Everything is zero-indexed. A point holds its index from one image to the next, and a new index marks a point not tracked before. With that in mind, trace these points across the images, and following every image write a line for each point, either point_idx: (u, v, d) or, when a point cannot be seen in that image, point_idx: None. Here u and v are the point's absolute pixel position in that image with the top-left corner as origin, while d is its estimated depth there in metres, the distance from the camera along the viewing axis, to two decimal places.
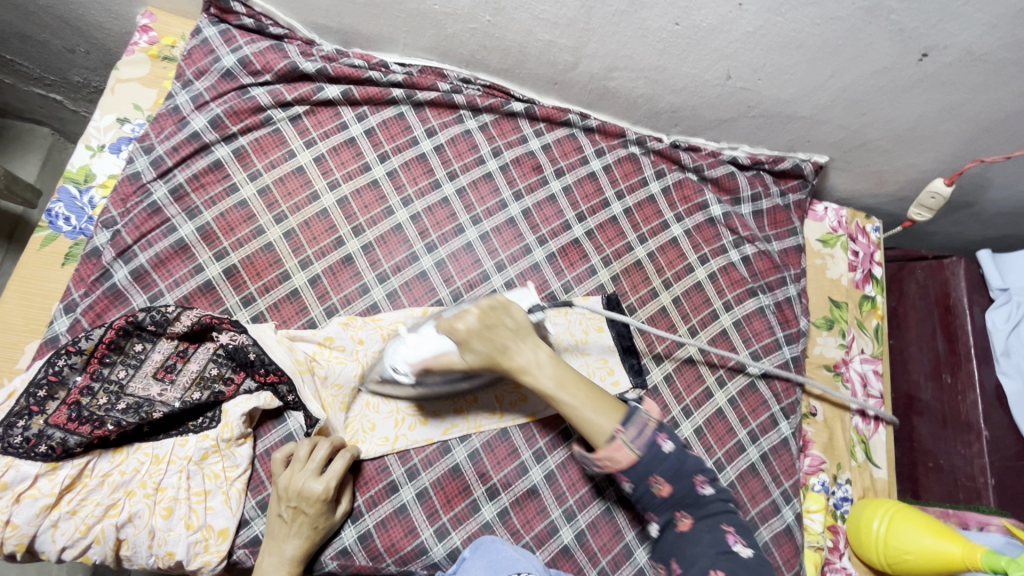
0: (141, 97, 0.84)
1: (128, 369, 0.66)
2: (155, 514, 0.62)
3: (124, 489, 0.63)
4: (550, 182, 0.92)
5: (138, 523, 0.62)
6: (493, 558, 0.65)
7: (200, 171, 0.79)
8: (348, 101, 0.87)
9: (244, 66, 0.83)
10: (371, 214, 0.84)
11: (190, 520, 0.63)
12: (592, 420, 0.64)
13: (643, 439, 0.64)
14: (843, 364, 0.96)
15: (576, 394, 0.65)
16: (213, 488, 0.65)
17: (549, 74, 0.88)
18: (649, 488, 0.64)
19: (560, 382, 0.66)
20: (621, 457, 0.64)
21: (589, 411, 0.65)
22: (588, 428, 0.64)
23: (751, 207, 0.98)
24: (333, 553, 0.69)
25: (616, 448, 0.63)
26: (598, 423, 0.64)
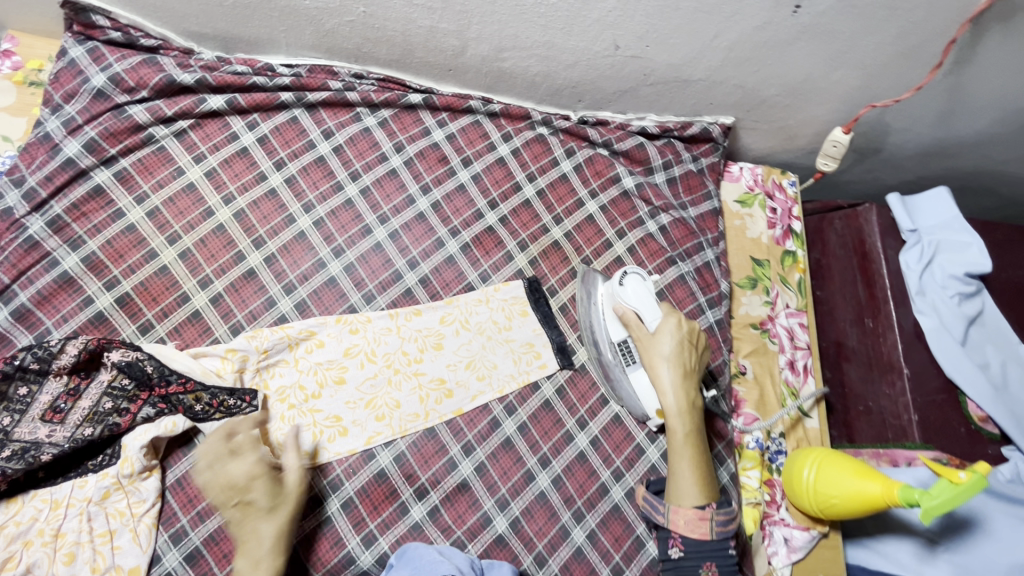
0: (10, 127, 0.79)
1: (13, 415, 0.63)
2: (56, 562, 0.60)
3: (21, 539, 0.61)
4: (458, 173, 0.91)
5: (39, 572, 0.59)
6: (418, 565, 0.66)
7: (79, 199, 0.75)
8: (235, 109, 0.83)
9: (117, 84, 0.79)
10: (271, 224, 0.82)
11: (96, 562, 0.61)
12: (690, 483, 0.74)
13: (725, 528, 0.73)
14: (769, 321, 0.97)
15: (695, 451, 0.75)
16: (119, 527, 0.63)
17: (441, 61, 0.86)
18: (697, 566, 0.73)
19: (694, 433, 0.76)
20: (700, 527, 0.72)
21: (694, 474, 0.74)
22: (682, 482, 0.74)
23: (665, 175, 0.98)
24: (319, 521, 0.70)
25: (701, 516, 0.72)
26: (694, 488, 0.74)
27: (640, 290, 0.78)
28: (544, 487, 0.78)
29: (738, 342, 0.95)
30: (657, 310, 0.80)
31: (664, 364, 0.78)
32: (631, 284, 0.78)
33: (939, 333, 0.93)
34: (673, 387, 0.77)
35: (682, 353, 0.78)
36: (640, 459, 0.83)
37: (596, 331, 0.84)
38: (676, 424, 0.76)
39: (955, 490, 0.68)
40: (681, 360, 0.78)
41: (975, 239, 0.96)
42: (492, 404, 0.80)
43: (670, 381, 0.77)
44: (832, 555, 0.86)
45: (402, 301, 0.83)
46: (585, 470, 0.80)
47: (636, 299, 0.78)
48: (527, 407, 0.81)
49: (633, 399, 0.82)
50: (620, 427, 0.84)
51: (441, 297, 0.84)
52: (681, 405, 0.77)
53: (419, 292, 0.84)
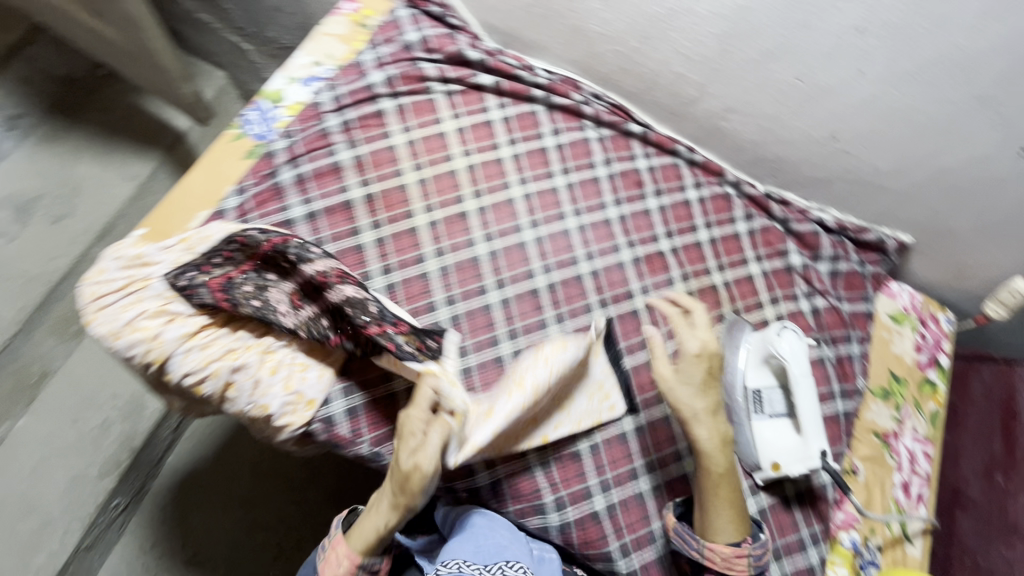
0: (335, 49, 1.01)
1: (277, 274, 0.78)
2: (263, 368, 0.75)
3: (246, 341, 0.76)
4: (648, 198, 1.03)
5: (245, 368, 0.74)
6: (480, 544, 0.72)
7: (366, 114, 0.95)
8: (496, 90, 1.02)
9: (423, 44, 1.00)
10: (491, 184, 0.97)
11: (289, 382, 0.75)
12: (723, 522, 0.72)
13: (763, 561, 0.74)
14: (894, 436, 0.97)
15: (731, 491, 0.73)
16: (311, 363, 0.78)
17: (670, 105, 1.00)
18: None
19: (726, 472, 0.73)
20: (737, 564, 0.72)
21: (728, 513, 0.72)
22: (715, 519, 0.72)
23: (829, 266, 1.04)
24: None
25: (737, 554, 0.72)
26: (730, 527, 0.72)
27: (796, 345, 0.83)
28: (643, 489, 0.82)
29: (857, 442, 0.95)
30: (806, 368, 0.82)
31: (684, 390, 0.74)
32: (789, 337, 0.83)
33: None
34: (708, 428, 0.73)
35: (811, 419, 0.80)
36: None
37: (732, 376, 0.89)
38: (714, 464, 0.72)
39: None
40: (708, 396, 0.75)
41: None
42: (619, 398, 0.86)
43: (701, 419, 0.73)
44: None
45: (571, 282, 0.93)
46: (684, 492, 0.84)
47: (790, 352, 0.82)
48: (648, 412, 0.86)
49: (750, 447, 0.85)
50: None
51: (603, 292, 0.94)
52: (716, 442, 0.73)
53: (587, 280, 0.94)
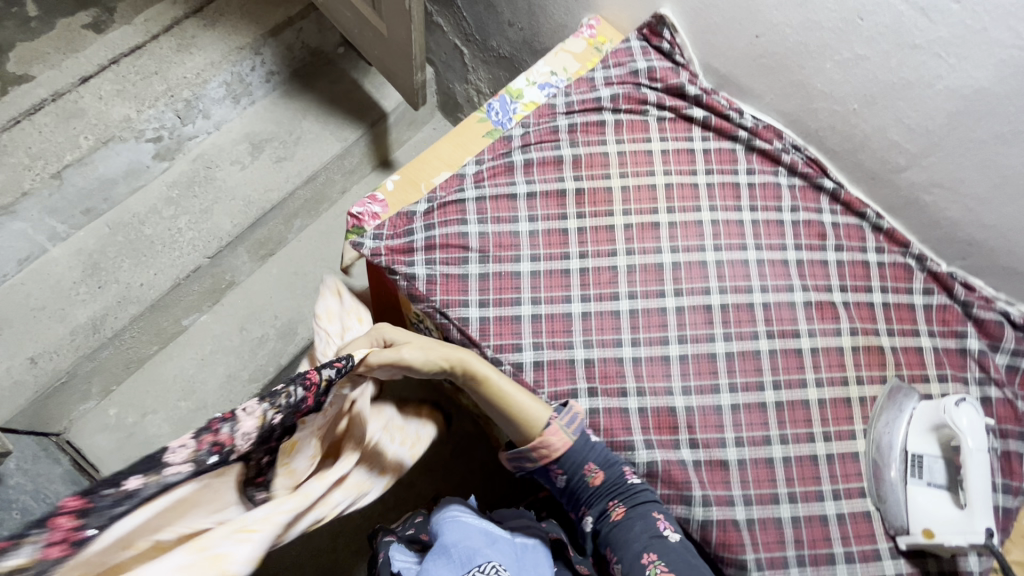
0: (569, 65, 1.17)
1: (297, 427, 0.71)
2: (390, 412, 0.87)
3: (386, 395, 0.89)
4: (827, 251, 1.07)
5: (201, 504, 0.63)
6: (451, 541, 0.76)
7: (590, 122, 1.08)
8: (704, 124, 1.12)
9: (648, 72, 1.13)
10: (684, 204, 1.06)
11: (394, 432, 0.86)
12: (529, 403, 0.80)
13: (573, 424, 0.81)
14: None
15: (500, 378, 0.80)
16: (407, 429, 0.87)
17: (873, 169, 1.05)
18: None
19: (485, 371, 0.80)
20: (558, 439, 0.79)
21: (524, 396, 0.80)
22: (532, 416, 0.79)
23: (1007, 360, 1.01)
24: (620, 404, 0.89)
25: (551, 428, 0.79)
26: (529, 403, 0.80)
27: (975, 420, 0.83)
28: (783, 515, 0.85)
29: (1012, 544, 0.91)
30: (984, 445, 0.81)
31: (405, 353, 0.76)
32: (967, 411, 0.83)
33: None
34: (483, 364, 0.81)
35: (977, 493, 0.79)
36: (874, 561, 0.85)
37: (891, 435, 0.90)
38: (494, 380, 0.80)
39: None
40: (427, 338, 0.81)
41: None
42: (771, 426, 0.91)
43: (451, 356, 0.79)
44: None
45: (743, 308, 0.99)
46: (822, 532, 0.85)
47: (968, 425, 0.82)
48: (797, 447, 0.90)
49: (898, 508, 0.85)
50: (867, 523, 0.87)
51: (772, 325, 0.99)
52: (443, 356, 0.79)
53: (758, 309, 1.00)
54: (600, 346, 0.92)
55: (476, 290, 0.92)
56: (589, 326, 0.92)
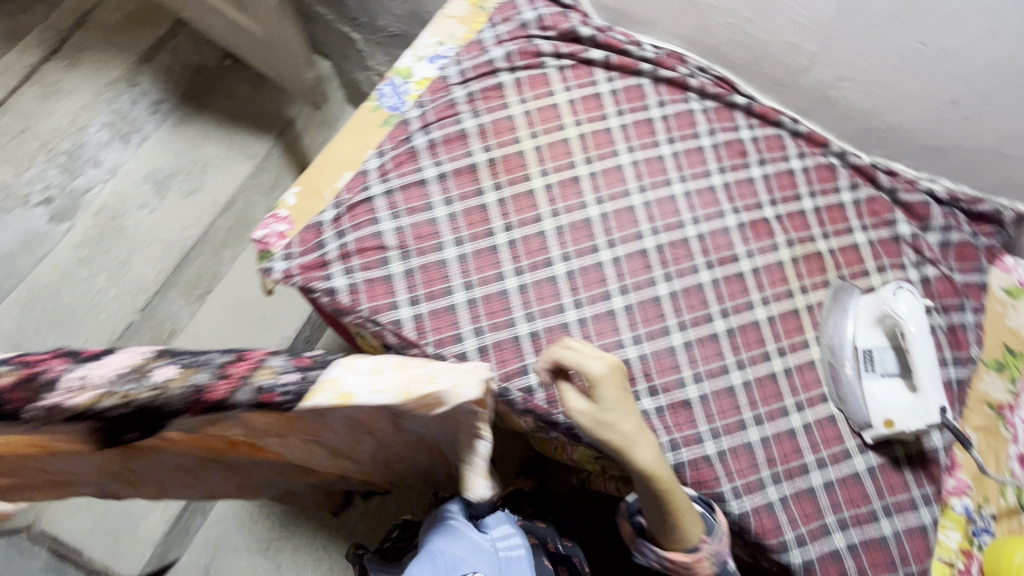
0: (456, 30, 1.09)
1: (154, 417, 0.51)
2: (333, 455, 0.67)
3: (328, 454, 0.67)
4: (751, 167, 1.05)
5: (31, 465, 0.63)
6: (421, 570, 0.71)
7: (488, 87, 1.03)
8: (605, 64, 1.07)
9: (538, 22, 1.07)
10: (601, 151, 1.03)
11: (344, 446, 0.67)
12: (688, 530, 0.71)
13: (721, 553, 0.74)
14: (1009, 408, 0.95)
15: (674, 489, 0.69)
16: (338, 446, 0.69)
17: (779, 75, 1.03)
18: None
19: (669, 482, 0.68)
20: (700, 567, 0.73)
21: (688, 523, 0.71)
22: (694, 532, 0.72)
23: (939, 237, 1.03)
24: None
25: (700, 558, 0.72)
26: (693, 526, 0.72)
27: (914, 305, 0.84)
28: (752, 439, 0.86)
29: (970, 412, 0.95)
30: (925, 327, 0.83)
31: (640, 450, 0.66)
32: (905, 297, 0.85)
33: None
34: (652, 450, 0.67)
35: (926, 377, 0.81)
36: (845, 461, 0.86)
37: (840, 336, 0.91)
38: (661, 478, 0.67)
39: None
40: (612, 394, 0.67)
41: None
42: (726, 354, 0.91)
43: (647, 455, 0.66)
44: None
45: (679, 244, 0.98)
46: (792, 445, 0.86)
47: (908, 311, 0.84)
48: (755, 369, 0.91)
49: (859, 405, 0.87)
50: (833, 426, 0.88)
51: (710, 254, 0.98)
52: (654, 463, 0.67)
53: (693, 242, 0.98)
54: (543, 316, 0.89)
55: (404, 289, 0.88)
56: (528, 299, 0.90)
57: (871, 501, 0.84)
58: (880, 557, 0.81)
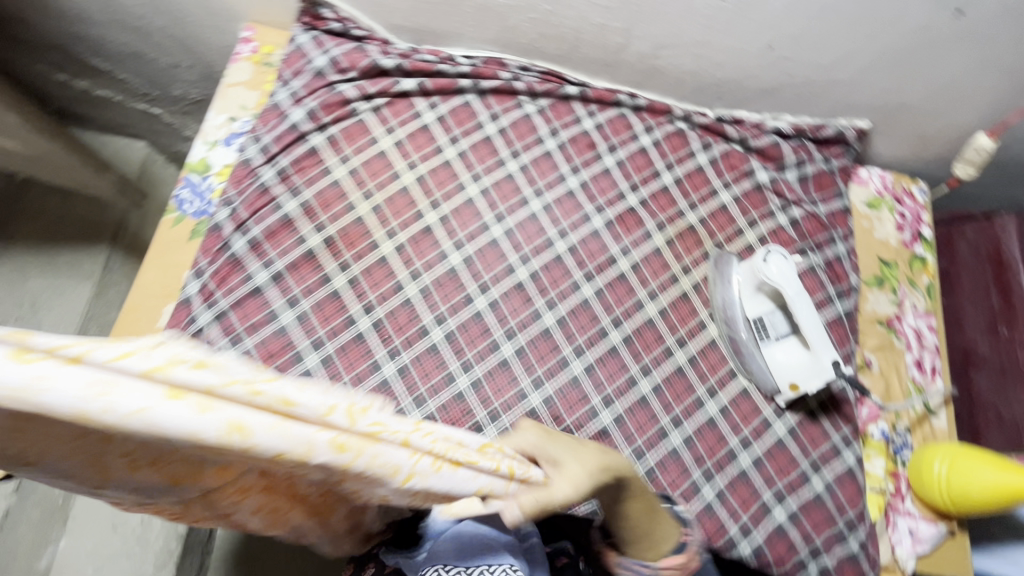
0: (246, 98, 0.96)
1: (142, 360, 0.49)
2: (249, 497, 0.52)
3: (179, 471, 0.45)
4: (603, 158, 1.00)
5: (124, 476, 0.41)
6: (465, 542, 0.63)
7: (299, 156, 0.91)
8: (422, 91, 0.98)
9: (333, 66, 0.94)
10: (445, 190, 0.94)
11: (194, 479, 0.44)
12: (668, 532, 0.66)
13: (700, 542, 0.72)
14: (896, 319, 0.99)
15: (653, 519, 0.63)
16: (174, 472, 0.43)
17: (601, 57, 0.97)
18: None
19: (654, 503, 0.63)
20: (688, 560, 0.66)
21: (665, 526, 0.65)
22: (660, 543, 0.65)
23: (796, 173, 1.03)
24: None
25: (685, 560, 0.66)
26: (662, 547, 0.65)
27: (784, 266, 0.84)
28: (676, 444, 0.85)
29: (864, 336, 0.98)
30: (800, 286, 0.83)
31: (633, 481, 0.59)
32: (775, 261, 0.84)
33: None
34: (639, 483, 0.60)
35: (814, 335, 0.81)
36: (767, 431, 0.87)
37: (730, 309, 0.90)
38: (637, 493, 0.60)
39: None
40: (590, 458, 0.55)
41: None
42: (629, 364, 0.88)
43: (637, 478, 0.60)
44: (959, 553, 0.86)
45: (553, 265, 0.92)
46: (715, 435, 0.86)
47: (780, 274, 0.83)
48: (661, 370, 0.89)
49: (765, 373, 0.87)
50: (748, 401, 0.88)
51: (587, 265, 0.93)
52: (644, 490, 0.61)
53: (567, 258, 0.93)
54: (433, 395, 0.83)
55: None
56: (412, 381, 0.83)
57: (799, 463, 0.85)
58: (819, 516, 0.83)
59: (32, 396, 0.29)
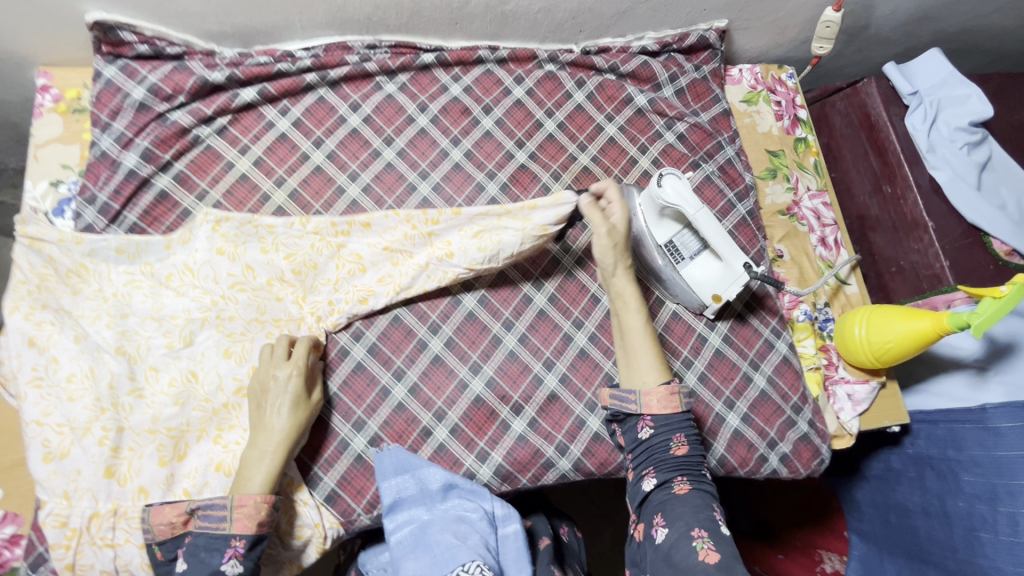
0: (66, 156, 0.84)
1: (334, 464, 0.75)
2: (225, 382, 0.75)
3: (220, 358, 0.76)
4: (482, 121, 0.94)
5: (187, 352, 0.75)
6: (436, 552, 0.65)
7: (148, 205, 0.81)
8: (266, 98, 0.87)
9: (156, 94, 0.83)
10: (324, 198, 0.87)
11: (242, 354, 0.77)
12: (650, 366, 0.75)
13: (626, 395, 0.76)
14: (795, 205, 1.03)
15: (638, 336, 0.77)
16: (218, 362, 0.76)
17: (447, 15, 0.91)
18: (667, 441, 0.72)
19: (638, 312, 0.77)
20: (671, 402, 0.73)
21: (650, 358, 0.76)
22: (641, 369, 0.76)
23: (672, 89, 1.02)
24: (433, 450, 0.79)
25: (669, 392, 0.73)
26: (654, 368, 0.75)
27: (678, 186, 0.82)
28: None
29: (771, 229, 1.01)
30: (698, 201, 0.82)
31: (614, 280, 0.78)
32: (669, 183, 0.82)
33: (955, 183, 0.98)
34: (627, 284, 0.78)
35: (722, 246, 0.82)
36: (704, 346, 0.89)
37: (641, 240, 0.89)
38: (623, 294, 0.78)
39: (997, 305, 0.74)
40: (618, 256, 0.77)
41: (973, 89, 1.00)
42: (561, 322, 0.86)
43: (617, 273, 0.78)
44: (893, 401, 0.94)
45: None
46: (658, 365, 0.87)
47: (676, 195, 0.82)
48: (593, 319, 0.87)
49: (689, 293, 0.88)
50: (681, 322, 0.90)
51: None
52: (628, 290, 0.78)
53: None
54: (371, 415, 0.78)
55: None
56: (346, 408, 0.78)
57: (739, 367, 0.89)
58: (768, 409, 0.88)
59: (173, 260, 0.78)
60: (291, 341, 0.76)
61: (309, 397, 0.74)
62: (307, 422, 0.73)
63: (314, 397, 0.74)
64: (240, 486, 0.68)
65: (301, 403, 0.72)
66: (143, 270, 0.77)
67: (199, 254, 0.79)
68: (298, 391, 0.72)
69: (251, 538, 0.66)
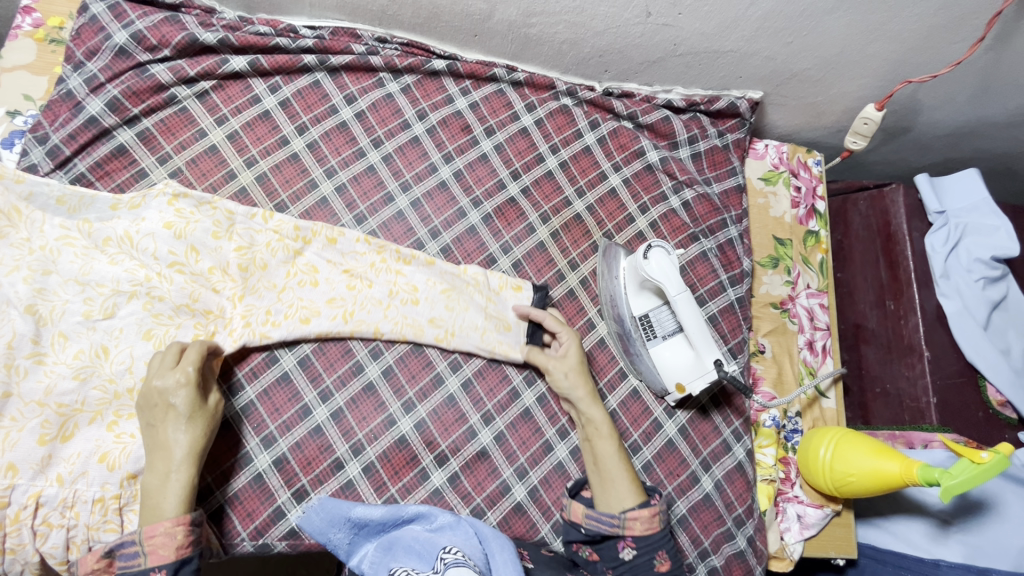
0: (30, 86, 0.78)
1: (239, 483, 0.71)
2: (137, 368, 0.69)
3: (140, 340, 0.70)
4: (481, 142, 0.88)
5: (104, 326, 0.70)
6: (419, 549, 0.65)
7: (103, 158, 0.75)
8: (257, 71, 0.81)
9: (138, 42, 0.77)
10: (293, 189, 0.81)
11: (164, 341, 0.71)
12: (629, 490, 0.71)
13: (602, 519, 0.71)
14: (790, 301, 0.97)
15: (613, 460, 0.73)
16: (136, 343, 0.70)
17: (466, 25, 0.85)
18: (650, 559, 0.70)
19: (609, 435, 0.74)
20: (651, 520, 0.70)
21: (627, 483, 0.71)
22: (621, 497, 0.71)
23: (689, 151, 0.96)
24: (340, 486, 0.73)
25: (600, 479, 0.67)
26: (631, 490, 0.71)
27: (664, 262, 0.76)
28: (562, 458, 0.79)
29: (758, 321, 0.95)
30: (683, 284, 0.76)
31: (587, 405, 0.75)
32: (656, 257, 0.76)
33: (961, 317, 0.92)
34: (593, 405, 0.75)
35: (697, 337, 0.75)
36: (657, 433, 0.83)
37: (618, 308, 0.83)
38: (594, 413, 0.74)
39: (975, 471, 0.69)
40: (582, 383, 0.76)
41: (1003, 222, 0.93)
42: (511, 375, 0.80)
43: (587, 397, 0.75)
44: (844, 532, 0.87)
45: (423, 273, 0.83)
46: None
47: (661, 271, 0.76)
48: None
49: (654, 373, 0.82)
50: (639, 401, 0.84)
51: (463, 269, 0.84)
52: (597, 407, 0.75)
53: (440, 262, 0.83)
54: (284, 433, 0.73)
55: None
56: (258, 419, 0.72)
57: (689, 465, 0.82)
58: (708, 516, 0.81)
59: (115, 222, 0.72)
60: (184, 345, 0.68)
61: (205, 402, 0.67)
62: (209, 435, 0.66)
63: (211, 403, 0.67)
64: (151, 515, 0.63)
65: (197, 415, 0.65)
66: (78, 226, 0.71)
67: (143, 224, 0.72)
68: (189, 403, 0.65)
69: (173, 565, 0.62)
